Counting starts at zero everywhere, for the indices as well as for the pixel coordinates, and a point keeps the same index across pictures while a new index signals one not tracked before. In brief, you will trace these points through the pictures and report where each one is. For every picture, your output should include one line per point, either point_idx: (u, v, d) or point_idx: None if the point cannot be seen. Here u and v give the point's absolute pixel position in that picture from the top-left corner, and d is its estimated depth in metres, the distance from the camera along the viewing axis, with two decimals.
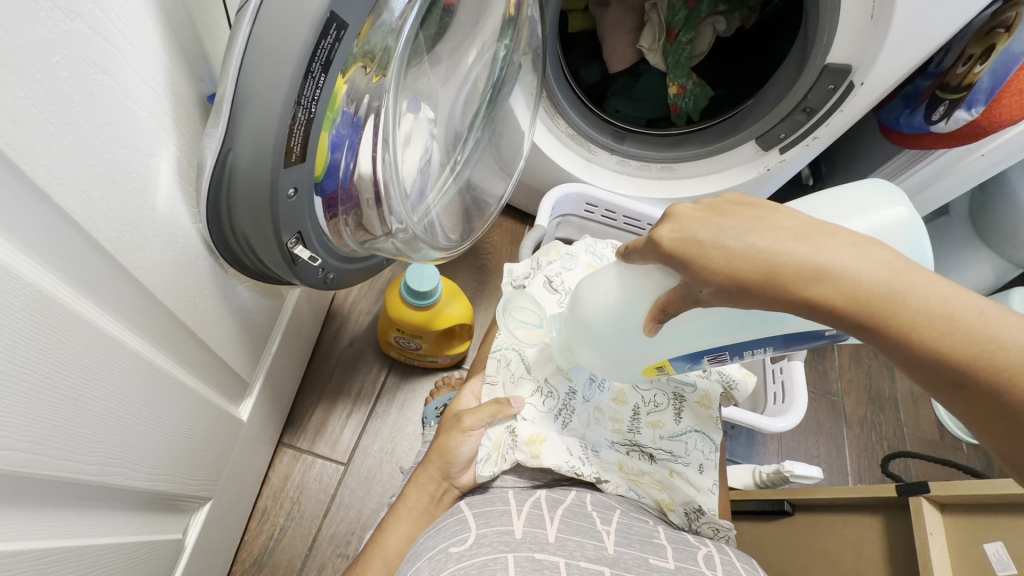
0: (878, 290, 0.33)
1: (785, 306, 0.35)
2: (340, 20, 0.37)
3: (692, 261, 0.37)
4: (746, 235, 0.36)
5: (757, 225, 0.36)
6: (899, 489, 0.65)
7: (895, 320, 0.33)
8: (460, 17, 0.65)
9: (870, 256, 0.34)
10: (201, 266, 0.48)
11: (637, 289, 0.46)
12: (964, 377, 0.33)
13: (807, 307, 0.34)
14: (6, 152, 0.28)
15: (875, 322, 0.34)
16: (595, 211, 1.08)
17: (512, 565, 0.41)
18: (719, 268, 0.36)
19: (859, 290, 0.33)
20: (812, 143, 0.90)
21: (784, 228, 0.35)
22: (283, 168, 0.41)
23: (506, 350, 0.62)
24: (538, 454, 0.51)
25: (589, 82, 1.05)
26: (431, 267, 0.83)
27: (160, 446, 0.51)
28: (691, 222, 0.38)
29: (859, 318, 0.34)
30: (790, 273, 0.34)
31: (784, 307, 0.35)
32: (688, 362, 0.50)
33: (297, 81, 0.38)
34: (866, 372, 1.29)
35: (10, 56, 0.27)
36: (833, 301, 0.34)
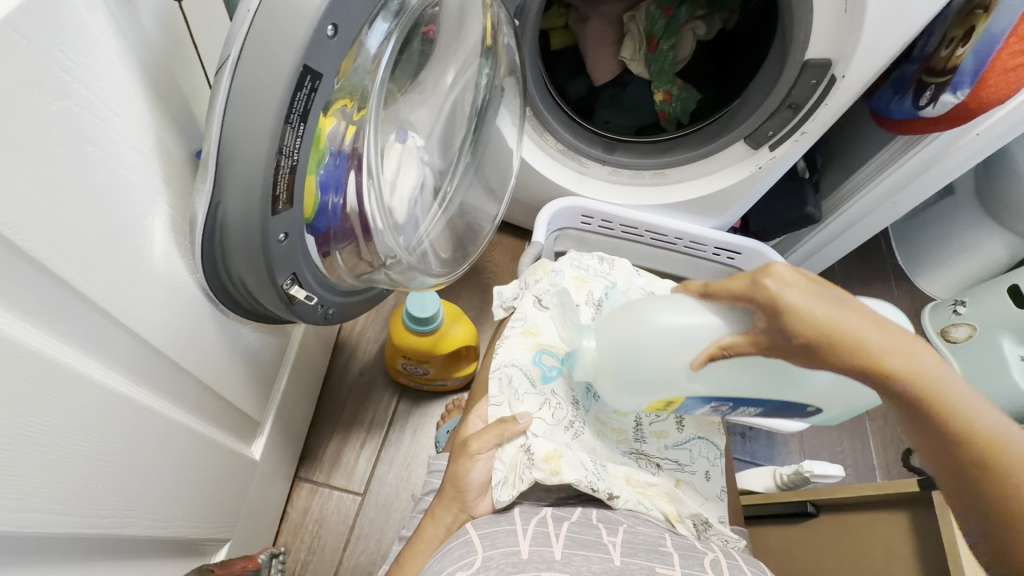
0: (916, 368, 0.42)
1: (845, 363, 0.43)
2: (315, 71, 0.39)
3: (785, 313, 0.43)
4: (832, 306, 0.43)
5: (841, 303, 0.43)
6: (921, 484, 0.64)
7: (925, 390, 0.42)
8: (438, 48, 0.67)
9: (912, 347, 0.43)
10: (203, 314, 0.50)
11: (697, 324, 0.49)
12: (958, 450, 0.42)
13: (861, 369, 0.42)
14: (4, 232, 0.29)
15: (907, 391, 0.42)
16: (592, 223, 1.09)
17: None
18: (811, 324, 0.42)
19: (904, 366, 0.42)
20: (800, 139, 0.89)
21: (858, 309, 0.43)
22: (271, 215, 0.43)
23: (507, 366, 0.60)
24: (557, 471, 0.50)
25: (576, 97, 1.07)
26: (432, 293, 0.83)
27: (174, 492, 0.52)
28: (788, 281, 0.44)
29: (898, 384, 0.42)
30: (859, 341, 0.42)
31: (844, 364, 0.43)
32: (695, 404, 0.54)
33: (278, 134, 0.39)
34: None
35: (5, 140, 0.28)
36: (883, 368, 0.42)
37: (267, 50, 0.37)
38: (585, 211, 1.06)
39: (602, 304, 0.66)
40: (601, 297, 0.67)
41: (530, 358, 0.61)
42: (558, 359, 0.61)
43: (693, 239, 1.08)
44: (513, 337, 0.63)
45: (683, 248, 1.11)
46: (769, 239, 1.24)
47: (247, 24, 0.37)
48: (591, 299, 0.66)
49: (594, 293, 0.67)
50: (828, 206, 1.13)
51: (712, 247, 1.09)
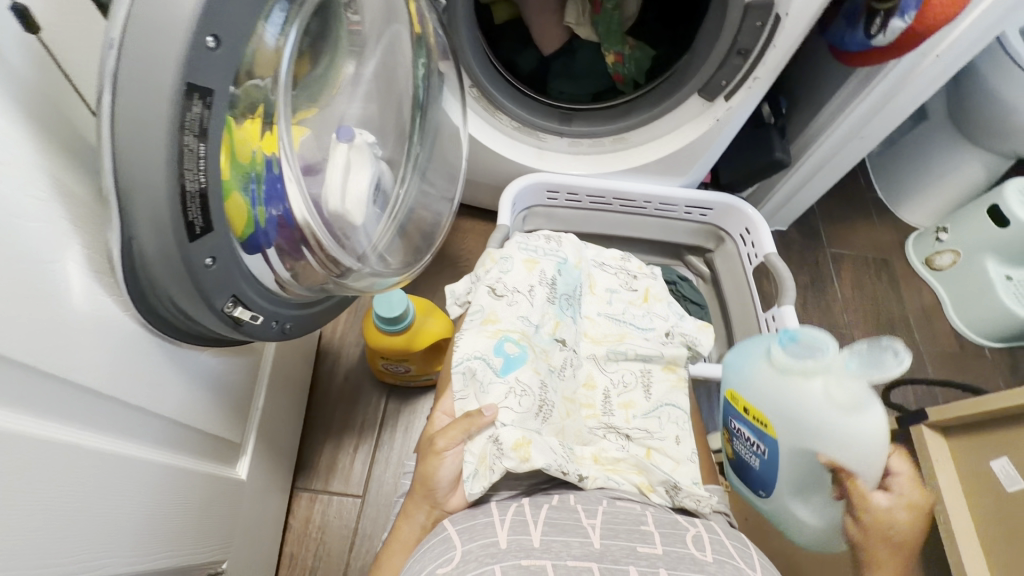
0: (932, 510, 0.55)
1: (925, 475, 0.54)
2: (203, 89, 0.37)
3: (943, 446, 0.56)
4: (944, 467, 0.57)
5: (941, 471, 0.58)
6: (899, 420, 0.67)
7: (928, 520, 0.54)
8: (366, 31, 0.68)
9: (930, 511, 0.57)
10: (150, 350, 0.49)
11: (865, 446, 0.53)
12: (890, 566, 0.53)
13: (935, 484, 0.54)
14: None
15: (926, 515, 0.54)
16: (558, 197, 1.07)
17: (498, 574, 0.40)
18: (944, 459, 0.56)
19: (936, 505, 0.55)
20: (754, 85, 0.87)
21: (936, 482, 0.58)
22: (190, 242, 0.41)
23: (469, 360, 0.57)
24: (528, 457, 0.49)
25: (528, 71, 1.03)
26: (398, 291, 0.82)
27: (151, 525, 0.52)
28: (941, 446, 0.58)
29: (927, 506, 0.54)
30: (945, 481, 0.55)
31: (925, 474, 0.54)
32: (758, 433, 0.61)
33: (176, 158, 0.37)
34: (871, 297, 1.29)
35: None
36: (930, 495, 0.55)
37: (141, 71, 0.35)
38: (550, 186, 1.04)
39: (557, 282, 0.67)
40: (553, 275, 0.67)
41: (492, 348, 0.58)
42: (521, 347, 0.59)
43: (662, 201, 1.07)
44: (472, 330, 0.60)
45: (654, 211, 1.10)
46: (740, 190, 1.22)
47: (114, 49, 0.34)
48: (544, 278, 0.65)
49: (546, 272, 0.66)
50: (796, 149, 1.11)
51: (683, 206, 1.08)
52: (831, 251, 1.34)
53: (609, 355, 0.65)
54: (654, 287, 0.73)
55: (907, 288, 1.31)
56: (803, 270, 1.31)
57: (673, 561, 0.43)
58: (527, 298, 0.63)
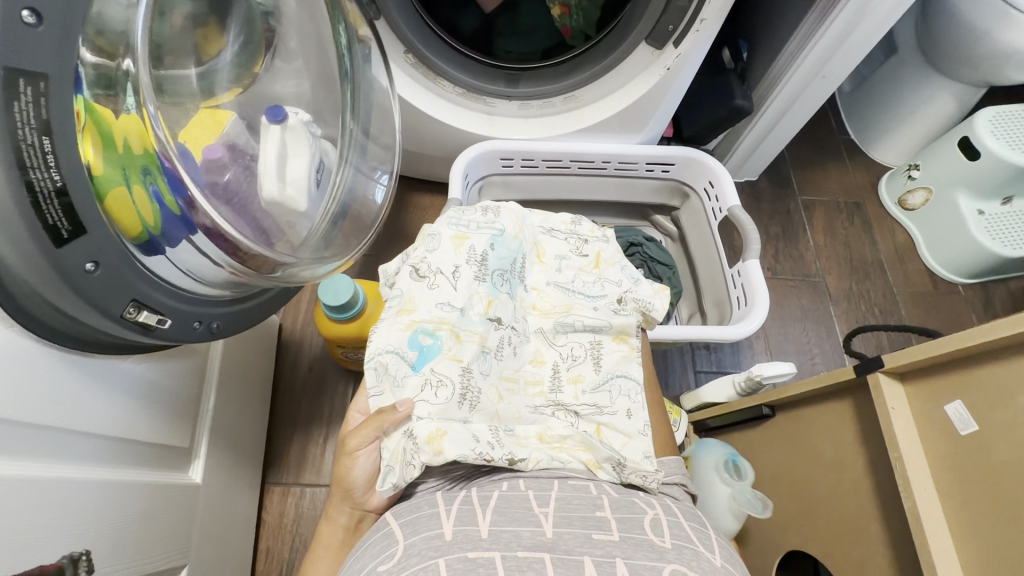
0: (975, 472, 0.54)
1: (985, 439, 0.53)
2: (30, 72, 0.33)
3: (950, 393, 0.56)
4: (939, 422, 0.57)
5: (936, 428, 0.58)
6: (857, 369, 0.63)
7: (988, 484, 0.52)
8: None
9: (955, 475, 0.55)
10: (55, 366, 0.46)
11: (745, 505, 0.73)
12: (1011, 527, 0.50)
13: (991, 442, 0.53)
14: None
15: (992, 478, 0.52)
16: (514, 164, 1.02)
17: (443, 569, 0.38)
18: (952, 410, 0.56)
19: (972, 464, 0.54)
20: (702, 29, 0.82)
21: (940, 439, 0.57)
22: (57, 249, 0.37)
23: (382, 354, 0.52)
24: (441, 450, 0.47)
25: (470, 31, 0.95)
26: (344, 277, 0.79)
27: (82, 543, 0.50)
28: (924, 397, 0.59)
29: (990, 472, 0.52)
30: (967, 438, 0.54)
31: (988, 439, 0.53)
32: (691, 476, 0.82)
33: (13, 155, 0.33)
34: (843, 243, 1.27)
35: None
36: (985, 456, 0.53)
37: None
38: (503, 153, 0.99)
39: (488, 257, 0.61)
40: (485, 250, 0.62)
41: (405, 341, 0.53)
42: (436, 337, 0.54)
43: (621, 160, 1.02)
44: (387, 320, 0.55)
45: (614, 171, 1.05)
46: (705, 142, 1.18)
47: None
48: (472, 256, 0.61)
49: (475, 249, 0.61)
50: (758, 95, 1.06)
51: (644, 163, 1.04)
52: (802, 198, 1.31)
53: (557, 328, 0.62)
54: (606, 251, 0.70)
55: (879, 231, 1.29)
56: (775, 221, 1.28)
57: (629, 549, 0.41)
58: (451, 280, 0.59)
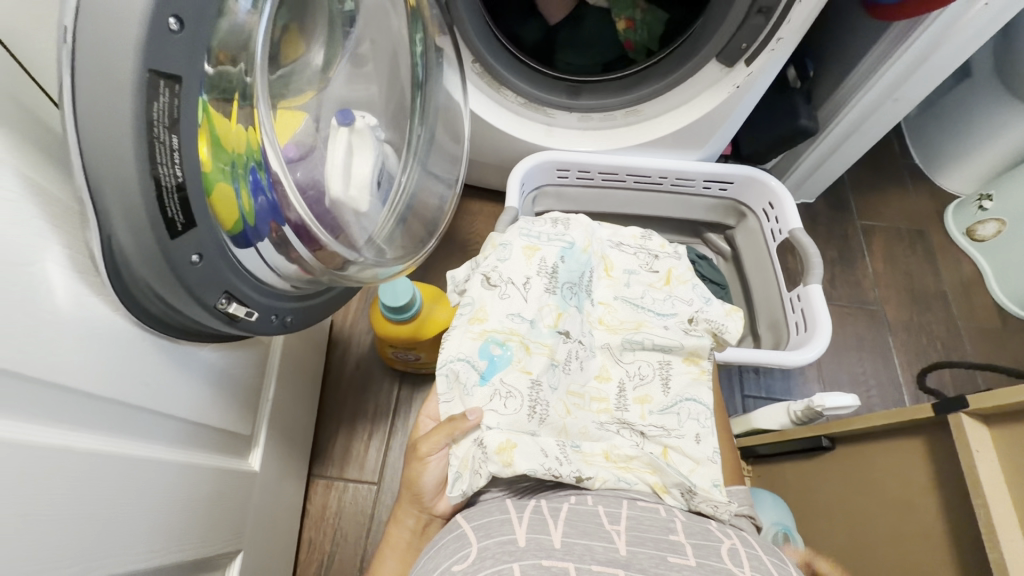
0: None
1: None
2: (169, 75, 0.35)
3: None
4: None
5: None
6: (936, 408, 0.60)
7: None
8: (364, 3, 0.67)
9: None
10: (147, 349, 0.48)
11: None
12: None
13: None
14: None
15: None
16: (569, 175, 1.03)
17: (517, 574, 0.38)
18: None
19: None
20: (777, 47, 0.81)
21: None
22: (170, 240, 0.40)
23: (453, 362, 0.54)
24: (511, 462, 0.47)
25: (532, 42, 0.95)
26: (403, 280, 0.81)
27: (157, 522, 0.52)
28: (1013, 442, 0.56)
29: None
30: None
31: None
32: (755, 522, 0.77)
33: (146, 152, 0.35)
34: (904, 271, 1.22)
35: None
36: None
37: (99, 57, 0.33)
38: (560, 164, 0.99)
39: (557, 270, 0.64)
40: (555, 263, 0.64)
41: (476, 350, 0.56)
42: (506, 347, 0.56)
43: (679, 175, 1.01)
44: (459, 328, 0.58)
45: (670, 186, 1.04)
46: (764, 161, 1.15)
47: (68, 43, 0.33)
48: (543, 268, 0.63)
49: (545, 260, 0.64)
50: (824, 116, 1.03)
51: (701, 180, 1.02)
52: (861, 223, 1.26)
53: (624, 345, 0.62)
54: (677, 268, 0.70)
55: (943, 262, 1.23)
56: (831, 245, 1.24)
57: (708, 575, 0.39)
58: (521, 291, 0.61)
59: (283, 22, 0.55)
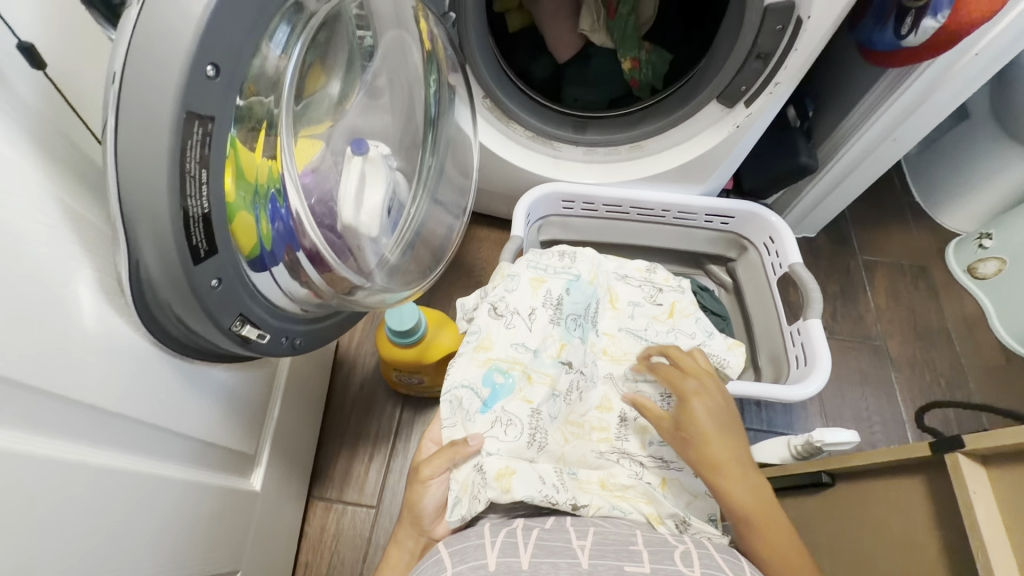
0: None
1: None
2: (202, 115, 0.38)
3: None
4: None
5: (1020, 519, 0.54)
6: (933, 446, 0.60)
7: None
8: (383, 39, 0.71)
9: None
10: (162, 369, 0.50)
11: None
12: None
13: None
14: None
15: None
16: (574, 206, 1.05)
17: None
18: None
19: None
20: (775, 91, 0.85)
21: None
22: (193, 266, 0.42)
23: (457, 388, 0.57)
24: (509, 488, 0.48)
25: (541, 78, 1.01)
26: (410, 305, 0.83)
27: (160, 538, 0.53)
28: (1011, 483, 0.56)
29: None
30: None
31: None
32: None
33: (177, 185, 0.38)
34: (906, 307, 1.22)
35: None
36: None
37: (141, 101, 0.36)
38: (565, 196, 1.02)
39: (563, 302, 0.65)
40: (561, 295, 0.66)
41: (480, 377, 0.58)
42: (509, 375, 0.58)
43: (681, 209, 1.04)
44: (465, 355, 0.60)
45: (673, 219, 1.07)
46: (765, 196, 1.18)
47: (116, 83, 0.36)
48: (548, 300, 0.65)
49: (551, 292, 0.65)
50: (823, 154, 1.06)
51: (703, 214, 1.05)
52: (863, 258, 1.28)
53: (626, 377, 0.65)
54: (680, 302, 0.73)
55: (946, 298, 1.24)
56: (833, 280, 1.25)
57: None
58: (526, 321, 0.63)
59: (310, 59, 0.58)
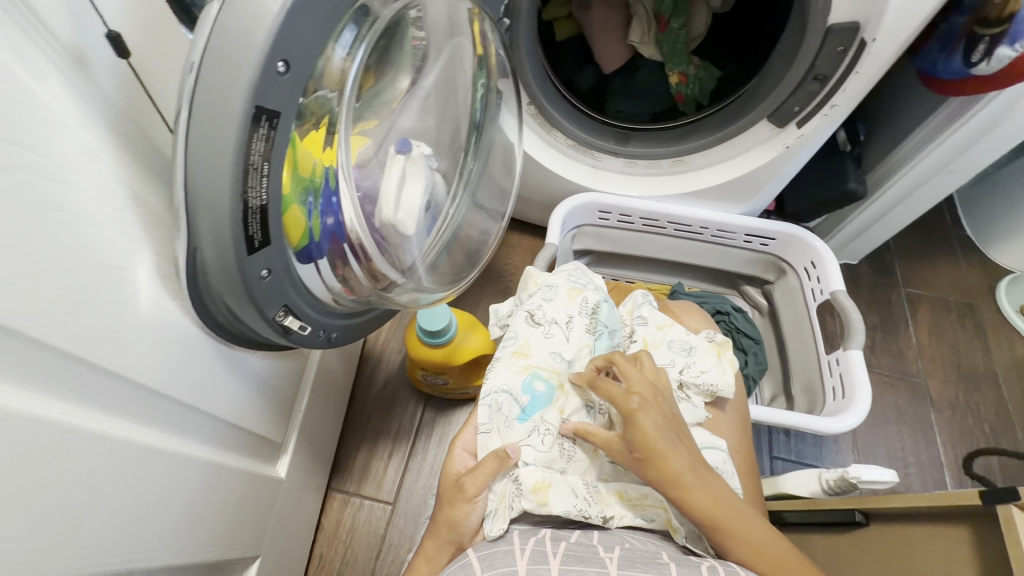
0: None
1: None
2: (270, 111, 0.39)
3: None
4: None
5: None
6: (983, 496, 0.57)
7: None
8: (429, 26, 0.66)
9: None
10: (206, 353, 0.51)
11: None
12: None
13: None
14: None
15: None
16: (610, 218, 1.04)
17: None
18: None
19: None
20: (830, 113, 0.82)
21: None
22: (247, 255, 0.43)
23: (496, 392, 0.58)
24: (545, 502, 0.49)
25: (585, 89, 1.00)
26: (442, 306, 0.83)
27: (191, 520, 0.54)
28: None
29: None
30: None
31: None
32: None
33: (240, 176, 0.39)
34: (951, 345, 1.17)
35: None
36: None
37: (214, 94, 0.37)
38: (602, 207, 1.01)
39: (599, 312, 0.67)
40: (597, 305, 0.67)
41: (519, 383, 0.58)
42: (548, 384, 0.59)
43: (720, 227, 1.02)
44: (504, 359, 0.61)
45: (711, 237, 1.05)
46: (807, 219, 1.14)
47: (192, 73, 0.36)
48: (584, 308, 0.66)
49: (588, 301, 0.67)
50: (872, 182, 1.02)
51: (742, 234, 1.02)
52: (906, 290, 1.23)
53: None
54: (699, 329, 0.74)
55: (994, 339, 1.18)
56: (873, 310, 1.21)
57: None
58: (564, 329, 0.64)
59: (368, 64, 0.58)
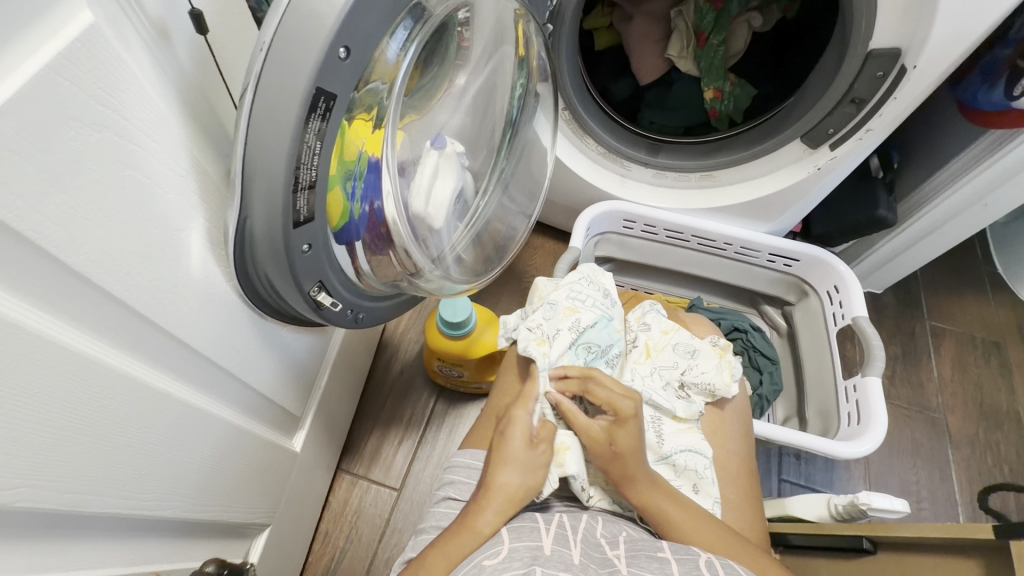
0: None
1: None
2: (328, 93, 0.41)
3: None
4: None
5: None
6: (996, 530, 0.56)
7: None
8: (477, 49, 0.71)
9: None
10: (243, 320, 0.53)
11: None
12: None
13: None
14: (67, 258, 0.33)
15: None
16: (634, 227, 1.05)
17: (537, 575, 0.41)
18: None
19: None
20: (865, 137, 0.82)
21: None
22: (292, 228, 0.45)
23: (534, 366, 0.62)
24: (563, 463, 0.57)
25: (620, 98, 1.01)
26: (464, 298, 0.85)
27: (214, 478, 0.56)
28: None
29: None
30: None
31: None
32: None
33: (295, 152, 0.42)
34: (974, 381, 1.15)
35: (76, 176, 0.32)
36: None
37: (280, 72, 0.39)
38: (628, 216, 1.02)
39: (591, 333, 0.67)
40: (589, 325, 0.68)
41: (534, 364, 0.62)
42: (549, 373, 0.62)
43: (744, 244, 1.02)
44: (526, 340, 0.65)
45: (733, 254, 1.05)
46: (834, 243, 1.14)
47: (263, 51, 0.39)
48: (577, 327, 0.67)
49: (582, 322, 0.67)
50: (902, 210, 1.01)
51: (766, 253, 1.02)
52: (931, 323, 1.21)
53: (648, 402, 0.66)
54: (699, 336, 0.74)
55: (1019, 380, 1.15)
56: (895, 340, 1.19)
57: None
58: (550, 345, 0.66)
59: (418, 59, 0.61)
